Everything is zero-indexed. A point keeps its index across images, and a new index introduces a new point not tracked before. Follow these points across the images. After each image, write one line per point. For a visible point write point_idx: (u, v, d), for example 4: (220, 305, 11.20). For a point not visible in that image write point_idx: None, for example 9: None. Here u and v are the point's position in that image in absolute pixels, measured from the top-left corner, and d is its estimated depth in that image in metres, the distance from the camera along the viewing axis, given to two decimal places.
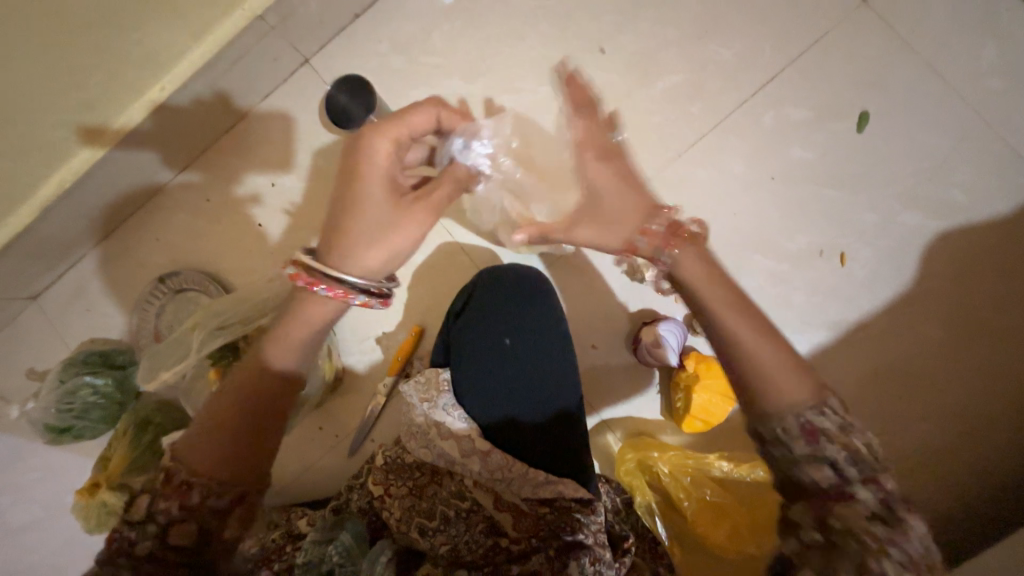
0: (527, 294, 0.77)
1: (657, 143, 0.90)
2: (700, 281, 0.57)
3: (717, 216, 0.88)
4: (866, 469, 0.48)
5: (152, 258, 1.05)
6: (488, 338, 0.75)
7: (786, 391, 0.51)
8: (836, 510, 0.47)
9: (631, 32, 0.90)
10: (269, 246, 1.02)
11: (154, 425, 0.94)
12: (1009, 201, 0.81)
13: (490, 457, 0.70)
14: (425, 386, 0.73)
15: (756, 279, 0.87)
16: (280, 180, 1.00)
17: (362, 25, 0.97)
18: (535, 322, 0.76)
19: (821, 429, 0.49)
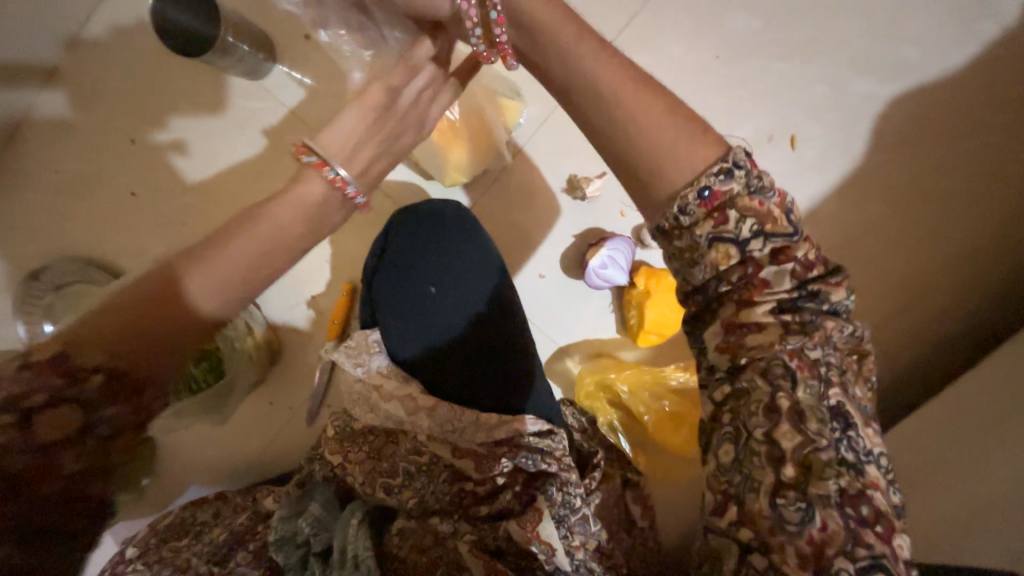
0: (450, 231, 0.69)
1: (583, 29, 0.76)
2: (626, 93, 0.43)
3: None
4: (776, 241, 0.42)
5: (16, 252, 0.88)
6: (411, 289, 0.67)
7: (681, 162, 0.42)
8: (748, 312, 0.42)
9: None
10: (157, 217, 0.87)
11: None
12: (965, 50, 0.74)
13: (437, 411, 0.64)
14: (354, 350, 0.66)
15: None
16: (144, 135, 0.86)
17: None
18: (461, 262, 0.68)
19: (723, 195, 0.42)
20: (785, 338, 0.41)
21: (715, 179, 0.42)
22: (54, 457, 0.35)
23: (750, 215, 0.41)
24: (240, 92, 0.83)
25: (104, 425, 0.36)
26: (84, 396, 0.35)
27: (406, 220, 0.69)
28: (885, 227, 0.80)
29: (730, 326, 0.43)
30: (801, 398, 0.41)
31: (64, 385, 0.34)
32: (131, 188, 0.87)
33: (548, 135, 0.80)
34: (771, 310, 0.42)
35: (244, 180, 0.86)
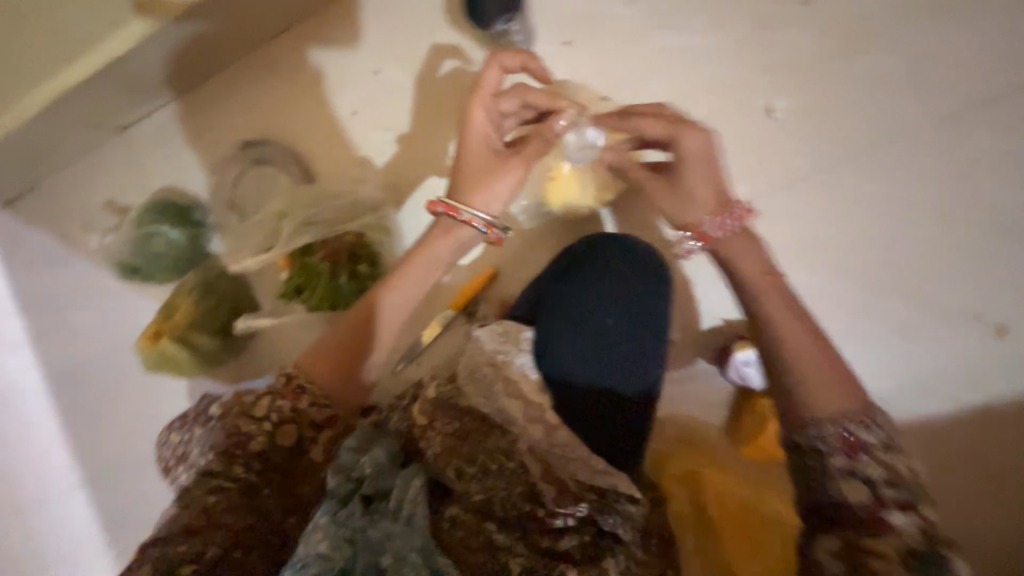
0: (642, 276, 0.69)
1: (829, 137, 0.75)
2: (786, 321, 0.56)
3: (866, 241, 0.75)
4: (903, 494, 0.46)
5: (239, 121, 1.00)
6: (586, 309, 0.69)
7: (828, 401, 0.51)
8: (871, 543, 0.45)
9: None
10: (356, 140, 0.94)
11: (215, 290, 0.95)
12: None
13: (557, 430, 0.63)
14: (505, 336, 0.71)
15: (885, 323, 0.75)
16: (387, 68, 0.91)
17: None
18: (640, 305, 0.69)
19: (863, 441, 0.49)
20: None
21: (856, 428, 0.50)
22: (246, 445, 0.69)
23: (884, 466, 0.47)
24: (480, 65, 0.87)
25: (276, 453, 0.71)
26: (298, 402, 0.73)
27: (608, 250, 0.71)
28: None
29: (855, 548, 0.45)
30: None
31: (288, 394, 0.73)
32: (350, 107, 0.94)
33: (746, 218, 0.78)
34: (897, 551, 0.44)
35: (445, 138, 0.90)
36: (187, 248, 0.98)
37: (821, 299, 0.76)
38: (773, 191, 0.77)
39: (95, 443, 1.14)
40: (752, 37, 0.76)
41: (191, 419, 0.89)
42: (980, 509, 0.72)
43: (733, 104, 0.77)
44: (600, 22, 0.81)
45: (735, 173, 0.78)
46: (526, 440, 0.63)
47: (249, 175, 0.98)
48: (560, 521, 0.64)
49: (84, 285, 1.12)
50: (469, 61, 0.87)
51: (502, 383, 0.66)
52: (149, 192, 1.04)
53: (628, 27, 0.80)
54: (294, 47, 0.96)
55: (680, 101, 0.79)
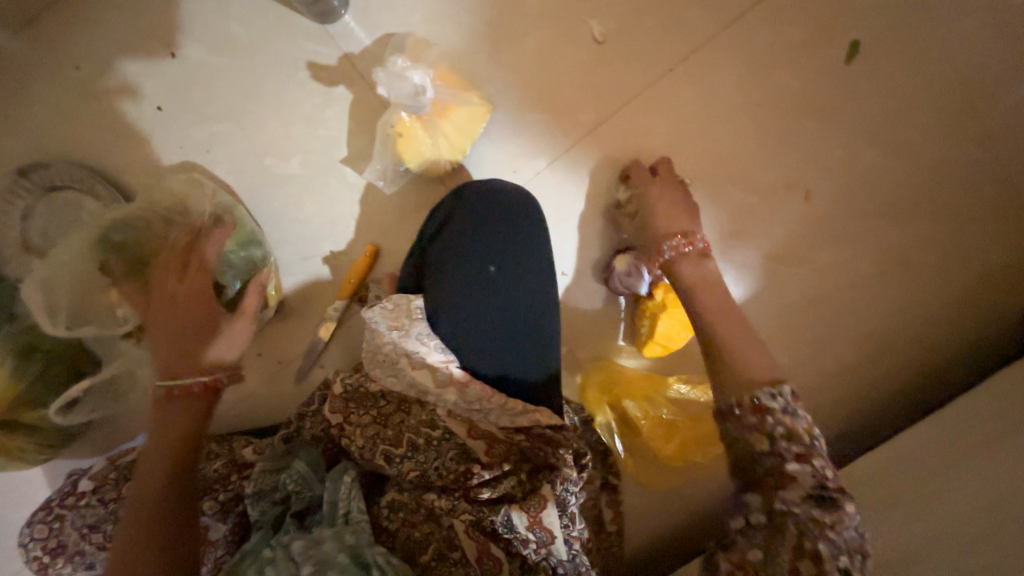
0: (512, 221, 0.72)
1: (643, 51, 0.82)
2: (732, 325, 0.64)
3: (698, 139, 0.84)
4: (798, 447, 0.52)
5: (7, 143, 0.81)
6: (470, 265, 0.71)
7: (754, 369, 0.58)
8: (778, 491, 0.52)
9: None
10: (172, 138, 0.81)
11: (42, 351, 0.76)
12: (970, 147, 0.82)
13: (469, 388, 0.66)
14: (394, 313, 0.67)
15: (725, 209, 0.86)
16: (186, 49, 0.80)
17: None
18: (516, 247, 0.72)
19: (772, 406, 0.55)
20: (802, 509, 0.50)
21: (769, 395, 0.55)
22: None
23: (783, 424, 0.53)
24: (293, 30, 0.79)
25: None
26: None
27: (467, 209, 0.72)
28: (872, 290, 0.85)
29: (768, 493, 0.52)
30: (820, 549, 0.48)
31: None
32: (154, 103, 0.81)
33: (596, 141, 0.83)
34: (795, 497, 0.51)
35: (279, 118, 0.81)
36: None
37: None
38: (612, 111, 0.83)
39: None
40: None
41: (55, 505, 0.73)
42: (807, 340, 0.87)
43: (557, 34, 0.81)
44: None
45: (576, 102, 0.82)
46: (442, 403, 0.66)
47: (42, 207, 0.79)
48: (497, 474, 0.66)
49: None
50: (281, 27, 0.79)
51: (407, 359, 0.66)
52: None
53: None
54: (60, 41, 0.80)
55: (513, 38, 0.81)
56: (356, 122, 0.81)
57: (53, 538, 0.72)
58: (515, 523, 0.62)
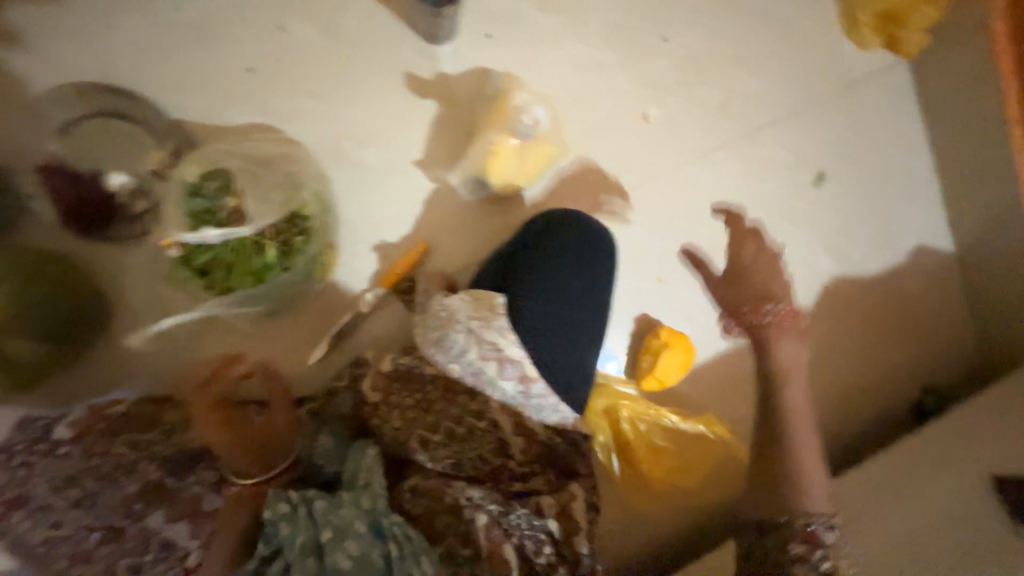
0: (596, 255, 0.83)
1: (682, 137, 1.00)
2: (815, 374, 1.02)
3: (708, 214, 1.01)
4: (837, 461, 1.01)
5: (66, 58, 0.77)
6: (557, 279, 0.78)
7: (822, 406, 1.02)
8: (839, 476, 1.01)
9: (689, 31, 0.99)
10: (256, 99, 0.82)
11: (48, 275, 0.70)
12: (881, 265, 1.07)
13: (533, 385, 0.71)
14: (478, 305, 0.72)
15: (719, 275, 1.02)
16: (294, 27, 0.84)
17: None
18: (602, 276, 0.83)
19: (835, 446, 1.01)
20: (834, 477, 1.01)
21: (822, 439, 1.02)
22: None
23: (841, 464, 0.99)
24: (400, 41, 0.87)
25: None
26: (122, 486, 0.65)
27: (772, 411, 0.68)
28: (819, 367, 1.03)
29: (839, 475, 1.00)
30: None
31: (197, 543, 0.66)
32: (245, 65, 0.82)
33: (631, 201, 0.98)
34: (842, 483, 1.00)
35: (365, 108, 0.86)
36: None
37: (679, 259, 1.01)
38: (648, 178, 0.98)
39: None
40: (633, 59, 0.97)
41: (20, 450, 0.66)
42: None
43: (619, 107, 0.96)
44: (517, 22, 0.91)
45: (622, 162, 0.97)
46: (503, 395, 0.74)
47: (85, 128, 0.76)
48: (520, 457, 0.74)
49: None
50: (390, 35, 0.87)
51: (477, 346, 0.70)
52: None
53: (542, 29, 0.92)
54: None
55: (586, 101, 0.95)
56: (437, 131, 0.88)
57: (18, 488, 0.64)
58: (547, 521, 0.70)
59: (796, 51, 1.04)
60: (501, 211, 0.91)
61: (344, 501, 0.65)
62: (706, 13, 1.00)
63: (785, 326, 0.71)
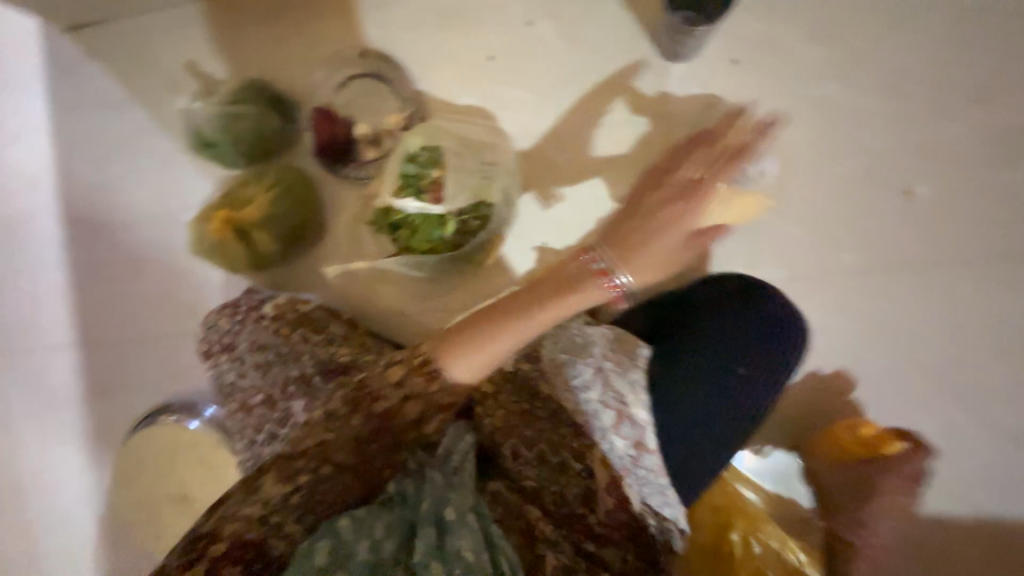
0: (778, 345, 0.69)
1: (935, 232, 0.79)
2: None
3: (937, 335, 0.79)
4: None
5: (361, 25, 0.94)
6: (720, 357, 0.68)
7: None
8: None
9: (991, 108, 0.78)
10: (485, 85, 0.89)
11: (296, 193, 0.91)
12: None
13: (645, 454, 0.64)
14: (618, 346, 0.69)
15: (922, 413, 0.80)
16: (541, 24, 0.86)
17: None
18: (777, 371, 0.69)
19: None
20: None
21: None
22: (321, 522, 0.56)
23: None
24: (635, 53, 0.84)
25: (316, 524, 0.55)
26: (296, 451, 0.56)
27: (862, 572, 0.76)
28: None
29: None
30: None
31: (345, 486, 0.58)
32: (486, 52, 0.89)
33: (840, 287, 0.81)
34: None
35: (576, 114, 0.86)
36: (272, 138, 0.92)
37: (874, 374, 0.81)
38: (869, 268, 0.80)
39: (115, 309, 1.13)
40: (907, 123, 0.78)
41: (244, 308, 0.86)
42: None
43: (862, 176, 0.80)
44: (773, 54, 0.80)
45: (842, 239, 0.80)
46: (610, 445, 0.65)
47: (357, 85, 0.93)
48: (606, 518, 0.62)
49: (137, 146, 1.07)
50: (627, 45, 0.84)
51: (601, 386, 0.66)
52: (241, 69, 0.99)
53: (800, 66, 0.79)
54: None
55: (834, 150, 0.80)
56: (638, 153, 0.84)
57: (229, 335, 0.84)
58: None
59: None
60: None
61: (454, 486, 0.64)
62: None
63: (867, 535, 0.74)
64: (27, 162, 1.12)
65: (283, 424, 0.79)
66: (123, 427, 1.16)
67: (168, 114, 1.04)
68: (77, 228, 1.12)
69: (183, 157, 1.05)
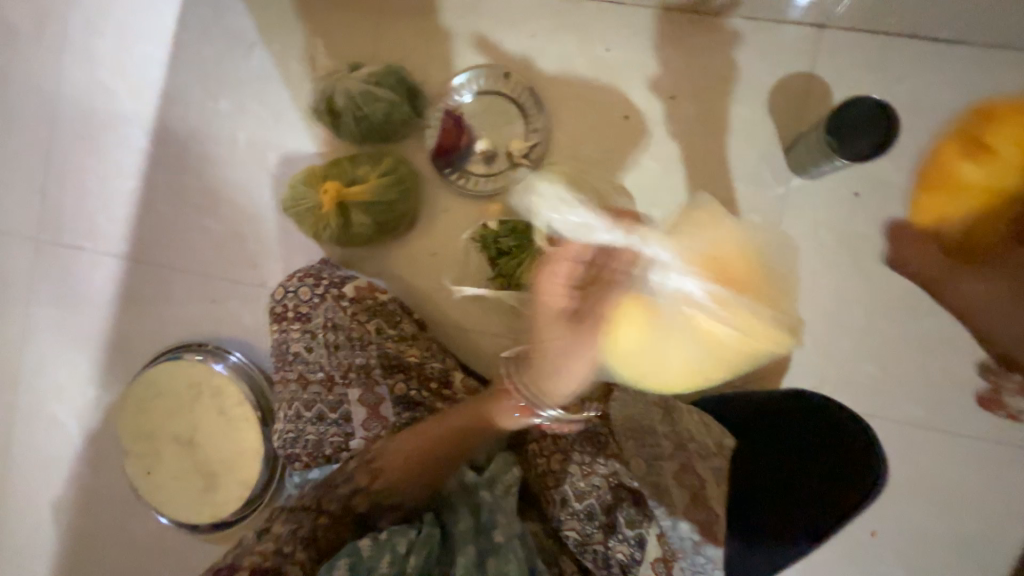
0: (857, 461, 0.72)
1: (992, 407, 0.83)
2: None
3: (962, 491, 0.84)
4: None
5: (509, 47, 0.95)
6: (795, 454, 0.74)
7: None
8: None
9: None
10: (614, 141, 0.91)
11: (404, 188, 0.91)
12: None
13: (710, 546, 0.65)
14: (708, 436, 0.74)
15: (926, 565, 0.85)
16: (684, 102, 0.89)
17: (893, 66, 0.83)
18: (855, 485, 0.70)
19: None
20: None
21: None
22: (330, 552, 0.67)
23: None
24: (765, 157, 0.87)
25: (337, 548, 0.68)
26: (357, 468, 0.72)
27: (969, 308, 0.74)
28: None
29: None
30: None
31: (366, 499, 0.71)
32: (624, 112, 0.91)
33: (886, 426, 0.85)
34: None
35: (692, 195, 0.89)
36: (394, 127, 0.92)
37: (894, 517, 0.86)
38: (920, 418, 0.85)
39: (174, 235, 1.12)
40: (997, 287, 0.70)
41: (326, 286, 0.85)
42: None
43: (940, 336, 0.84)
44: (894, 198, 0.84)
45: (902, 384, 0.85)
46: (671, 526, 0.66)
47: (488, 100, 0.94)
48: None
49: (252, 87, 1.07)
50: (761, 148, 0.87)
51: (677, 467, 0.71)
52: (379, 50, 1.00)
53: None
54: (610, 18, 0.91)
55: (937, 178, 0.69)
56: None
57: (307, 307, 0.84)
58: None
59: None
60: None
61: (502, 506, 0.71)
62: None
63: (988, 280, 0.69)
64: (138, 70, 1.13)
65: (336, 408, 0.81)
66: (142, 350, 1.14)
67: (293, 69, 1.05)
68: (165, 146, 1.12)
69: (294, 112, 1.06)
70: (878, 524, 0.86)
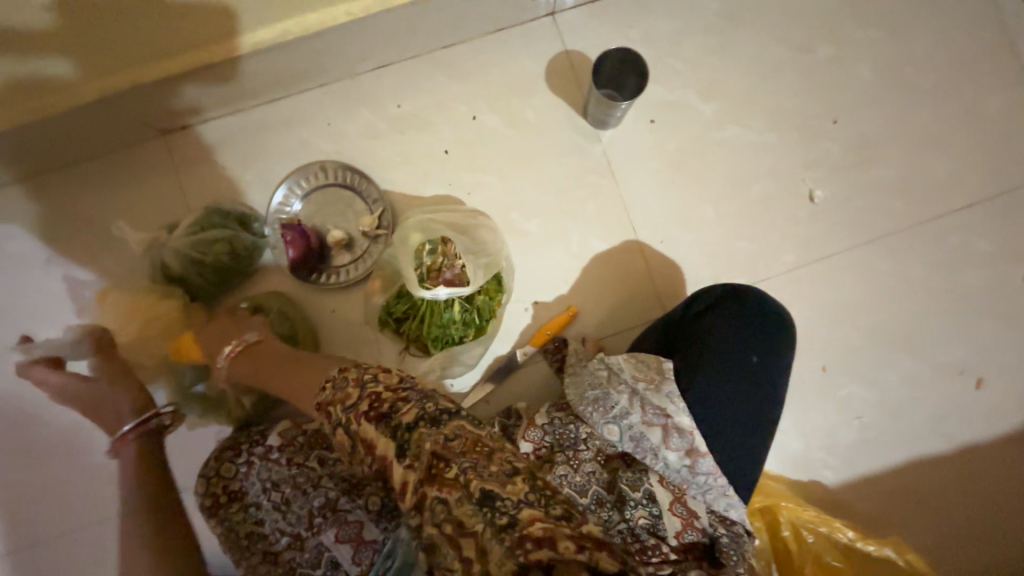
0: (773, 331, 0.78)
1: (851, 220, 0.96)
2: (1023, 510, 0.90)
3: (879, 295, 0.94)
4: None
5: (313, 140, 0.97)
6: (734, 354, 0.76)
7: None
8: None
9: (860, 116, 0.99)
10: (448, 175, 0.97)
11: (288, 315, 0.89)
12: None
13: (703, 460, 0.68)
14: (645, 367, 0.73)
15: (899, 371, 0.92)
16: (486, 117, 0.98)
17: (623, 17, 0.99)
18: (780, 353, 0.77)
19: None
20: None
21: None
22: None
23: None
24: (573, 126, 0.98)
25: None
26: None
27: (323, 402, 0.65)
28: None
29: None
30: None
31: None
32: (443, 146, 0.97)
33: (793, 281, 0.95)
34: None
35: (536, 184, 0.97)
36: (245, 259, 0.90)
37: (852, 349, 0.92)
38: (813, 258, 0.95)
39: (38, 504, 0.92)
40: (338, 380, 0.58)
41: (246, 450, 0.78)
42: (965, 525, 0.90)
43: (781, 189, 0.97)
44: (681, 109, 0.98)
45: (780, 242, 0.96)
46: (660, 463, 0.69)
47: (320, 194, 0.95)
48: (676, 539, 0.68)
49: (56, 302, 0.94)
50: (565, 122, 0.98)
51: (641, 410, 0.70)
52: (187, 201, 0.95)
53: (704, 115, 0.98)
54: (386, 77, 0.98)
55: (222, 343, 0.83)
56: (598, 207, 0.97)
57: (237, 482, 0.76)
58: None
59: (980, 127, 0.98)
60: (649, 283, 0.95)
61: None
62: (879, 96, 0.99)
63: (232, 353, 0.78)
64: None
65: (319, 562, 0.72)
66: None
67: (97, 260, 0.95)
68: None
69: None
70: (843, 361, 0.92)
